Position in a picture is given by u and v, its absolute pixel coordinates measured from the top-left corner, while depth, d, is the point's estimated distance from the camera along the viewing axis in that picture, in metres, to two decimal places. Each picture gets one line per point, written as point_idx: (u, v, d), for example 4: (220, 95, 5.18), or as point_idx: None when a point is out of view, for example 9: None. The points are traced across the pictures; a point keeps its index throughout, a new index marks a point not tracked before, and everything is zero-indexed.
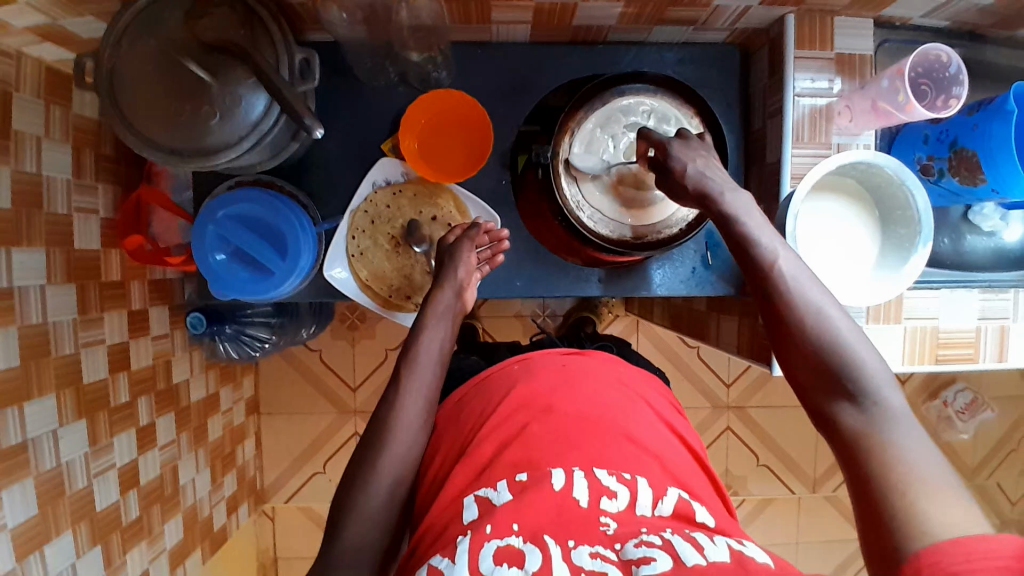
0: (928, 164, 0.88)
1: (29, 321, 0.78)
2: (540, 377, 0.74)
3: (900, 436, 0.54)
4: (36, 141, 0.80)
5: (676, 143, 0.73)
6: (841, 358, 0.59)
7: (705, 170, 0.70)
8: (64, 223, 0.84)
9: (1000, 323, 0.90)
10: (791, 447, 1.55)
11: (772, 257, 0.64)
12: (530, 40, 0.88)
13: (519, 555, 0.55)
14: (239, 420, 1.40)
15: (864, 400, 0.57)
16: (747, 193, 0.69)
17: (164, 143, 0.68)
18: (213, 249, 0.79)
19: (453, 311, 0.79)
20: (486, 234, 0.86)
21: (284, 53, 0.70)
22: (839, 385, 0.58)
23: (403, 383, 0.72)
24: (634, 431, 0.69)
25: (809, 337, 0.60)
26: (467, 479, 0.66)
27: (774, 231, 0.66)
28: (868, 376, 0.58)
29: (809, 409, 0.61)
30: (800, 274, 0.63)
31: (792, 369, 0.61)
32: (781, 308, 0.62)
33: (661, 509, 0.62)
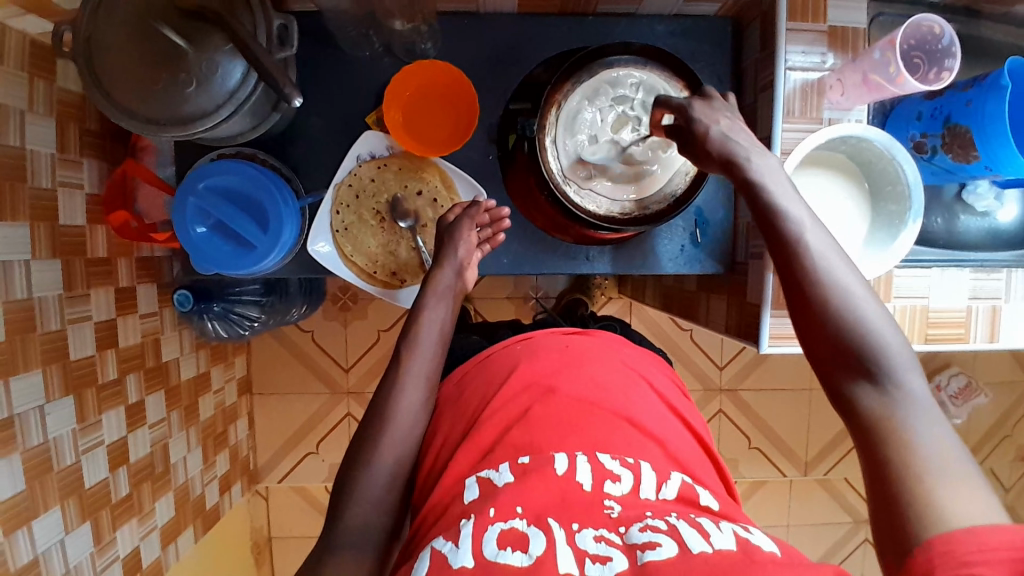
0: (922, 142, 0.86)
1: (13, 297, 0.78)
2: (543, 358, 0.73)
3: (918, 424, 0.52)
4: (20, 115, 0.78)
5: (698, 103, 0.70)
6: (863, 338, 0.55)
7: (729, 133, 0.67)
8: (48, 198, 0.83)
9: (992, 303, 0.88)
10: (784, 431, 1.55)
11: (799, 230, 0.60)
12: (519, 11, 0.87)
13: (524, 538, 0.52)
14: (231, 400, 1.40)
15: (888, 383, 0.54)
16: (775, 158, 0.66)
17: (141, 113, 0.67)
18: (194, 222, 0.78)
19: (452, 290, 0.80)
20: (486, 212, 0.86)
21: (261, 19, 0.69)
22: (861, 367, 0.55)
23: (403, 363, 0.72)
24: (636, 414, 0.68)
25: (830, 314, 0.57)
26: (468, 462, 0.64)
27: (800, 200, 0.62)
28: (891, 358, 0.55)
29: (827, 389, 0.58)
30: (825, 249, 0.59)
31: (812, 345, 0.58)
32: (805, 284, 0.58)
33: (665, 493, 0.60)
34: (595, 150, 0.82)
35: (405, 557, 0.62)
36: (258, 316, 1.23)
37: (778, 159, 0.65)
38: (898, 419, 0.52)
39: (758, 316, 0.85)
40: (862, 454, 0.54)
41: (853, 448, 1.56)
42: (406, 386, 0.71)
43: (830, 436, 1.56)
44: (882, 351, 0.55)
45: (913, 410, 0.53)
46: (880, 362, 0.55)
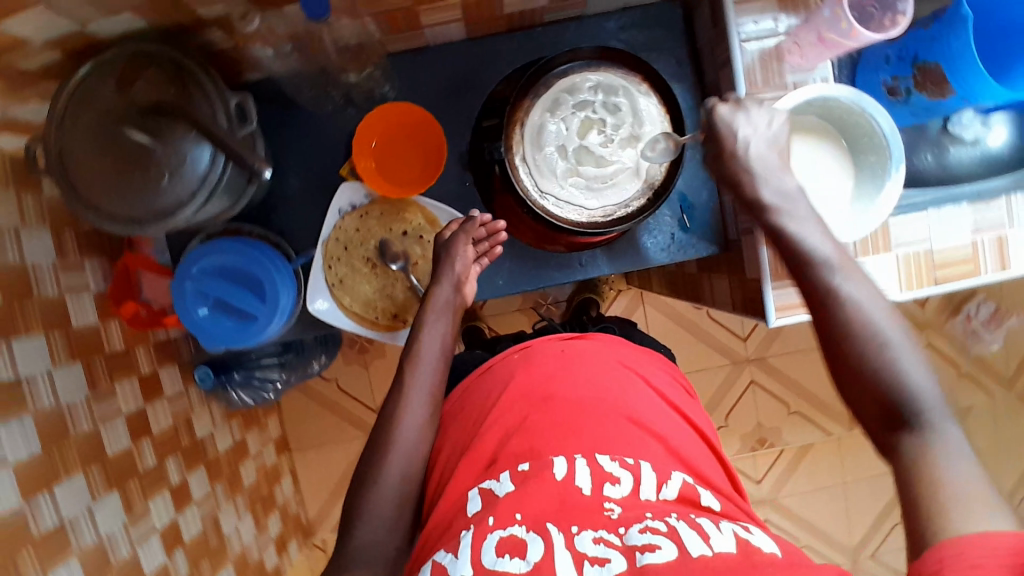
0: (894, 86, 0.86)
1: (41, 406, 0.78)
2: (541, 363, 0.73)
3: (949, 464, 0.53)
4: (14, 233, 0.77)
5: (726, 107, 0.71)
6: (900, 383, 0.57)
7: (750, 155, 0.69)
8: (56, 305, 0.83)
9: (997, 234, 0.87)
10: (821, 389, 1.53)
11: (832, 278, 0.64)
12: (468, 37, 0.88)
13: (522, 545, 0.53)
14: (271, 460, 1.41)
15: (924, 429, 0.55)
16: (795, 183, 0.70)
17: (123, 214, 0.68)
18: (195, 305, 0.80)
19: (453, 306, 0.82)
20: (483, 226, 0.84)
21: (218, 100, 0.70)
22: (898, 414, 0.57)
23: (402, 388, 0.74)
24: (636, 413, 0.68)
25: (865, 359, 0.59)
26: (473, 474, 0.65)
27: (832, 242, 0.66)
28: (928, 407, 0.56)
29: (871, 439, 0.59)
30: (861, 291, 0.62)
31: (848, 391, 0.60)
32: (841, 330, 0.61)
33: (666, 493, 0.60)
34: (565, 159, 0.81)
35: (411, 569, 0.63)
36: (280, 376, 1.29)
37: (797, 185, 0.70)
38: (934, 463, 0.53)
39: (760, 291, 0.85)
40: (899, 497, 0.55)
41: None
42: (411, 398, 0.74)
43: None
44: (916, 398, 0.56)
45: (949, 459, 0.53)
46: (914, 411, 0.56)
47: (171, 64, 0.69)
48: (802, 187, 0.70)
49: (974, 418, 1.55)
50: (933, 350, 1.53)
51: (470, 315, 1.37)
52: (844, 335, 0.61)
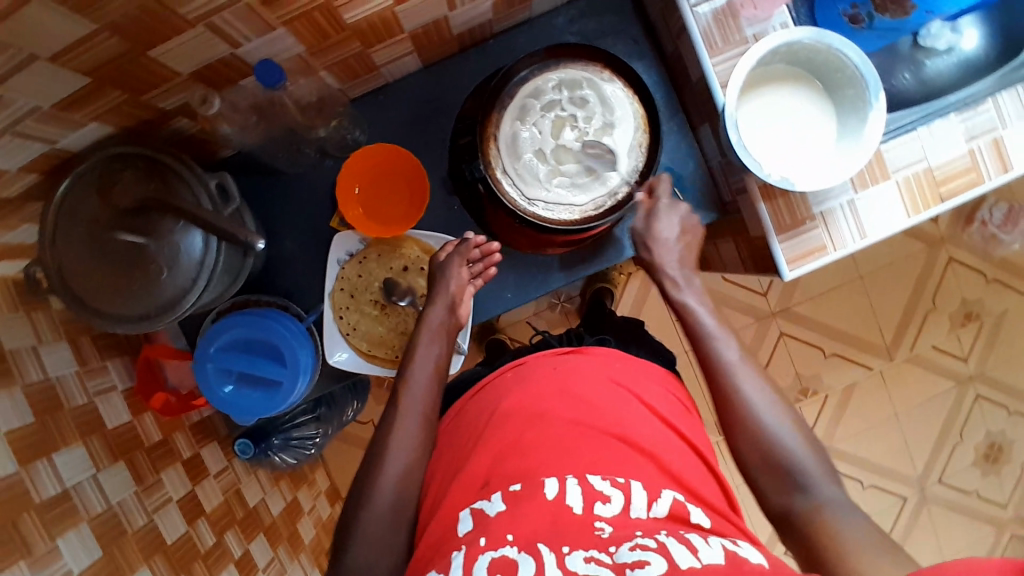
0: (855, 14, 0.87)
1: (95, 511, 0.79)
2: (532, 384, 0.74)
3: (840, 518, 0.63)
4: (33, 352, 0.78)
5: (665, 199, 0.83)
6: (785, 449, 0.69)
7: (665, 245, 0.83)
8: (88, 412, 0.84)
9: (991, 135, 0.85)
10: (852, 327, 1.51)
11: (727, 354, 0.76)
12: (424, 65, 0.89)
13: (514, 564, 0.51)
14: (326, 512, 1.40)
15: (806, 485, 0.67)
16: (698, 283, 0.83)
17: (131, 313, 0.70)
18: (219, 383, 0.81)
19: (447, 327, 0.83)
20: (477, 248, 0.85)
21: (198, 185, 0.71)
22: (790, 479, 0.68)
23: (394, 419, 0.74)
24: (626, 431, 0.68)
25: (757, 424, 0.71)
26: (467, 496, 0.64)
27: (728, 330, 0.79)
28: (806, 466, 0.68)
29: (763, 497, 0.70)
30: (742, 364, 0.75)
31: (742, 452, 0.72)
32: (736, 399, 0.73)
33: (657, 511, 0.60)
34: (546, 162, 0.81)
35: None
36: (318, 431, 1.33)
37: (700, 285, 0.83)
38: (827, 516, 0.64)
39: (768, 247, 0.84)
40: (801, 550, 0.64)
41: (928, 316, 1.51)
42: (405, 416, 0.75)
43: (901, 312, 1.51)
44: (795, 452, 0.69)
45: (838, 513, 0.64)
46: (796, 469, 0.68)
47: (146, 160, 0.71)
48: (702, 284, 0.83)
49: (1011, 322, 1.52)
50: (955, 263, 1.50)
51: (488, 330, 1.38)
52: (740, 403, 0.73)
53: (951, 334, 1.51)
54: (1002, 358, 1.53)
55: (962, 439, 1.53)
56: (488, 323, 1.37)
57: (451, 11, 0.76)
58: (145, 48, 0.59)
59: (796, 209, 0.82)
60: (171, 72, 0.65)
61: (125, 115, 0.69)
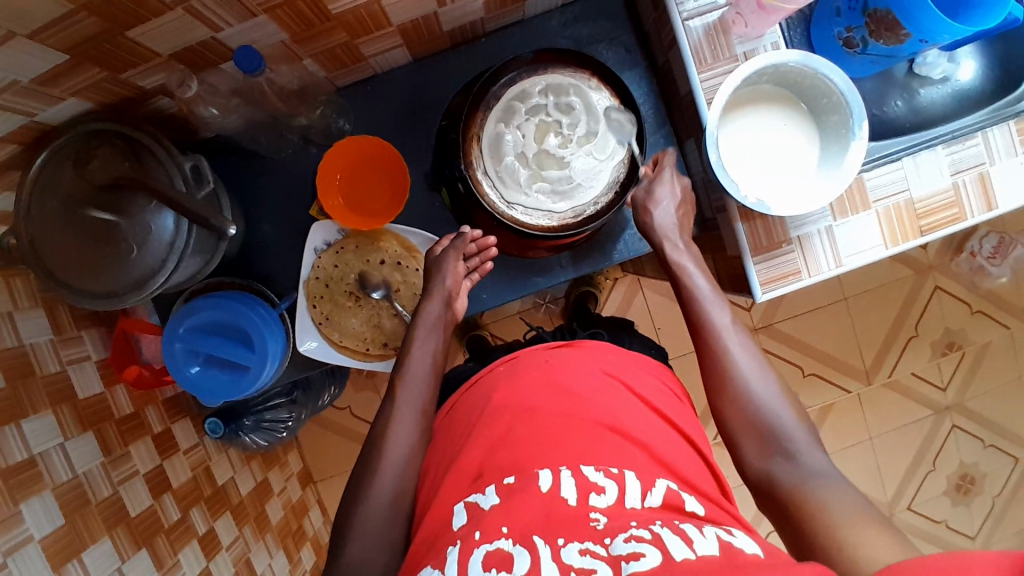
0: (850, 37, 0.81)
1: (60, 480, 0.80)
2: (522, 376, 0.73)
3: (824, 487, 0.63)
4: (9, 318, 0.78)
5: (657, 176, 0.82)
6: (769, 418, 0.69)
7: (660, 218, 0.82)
8: (60, 381, 0.84)
9: (978, 171, 0.84)
10: (832, 348, 1.51)
11: (719, 320, 0.75)
12: (414, 59, 0.88)
13: (508, 559, 0.52)
14: (296, 495, 1.40)
15: (792, 452, 0.67)
16: (694, 251, 0.81)
17: (98, 290, 0.69)
18: (187, 363, 0.81)
19: (443, 322, 0.83)
20: (474, 243, 0.85)
21: (172, 167, 0.71)
22: (774, 445, 0.68)
23: (396, 401, 0.77)
24: (620, 421, 0.67)
25: (741, 396, 0.71)
26: (462, 487, 0.64)
27: (720, 296, 0.77)
28: (794, 433, 0.68)
29: (746, 464, 0.70)
30: (733, 327, 0.75)
31: (726, 419, 0.71)
32: (723, 367, 0.73)
33: (650, 501, 0.58)
34: (528, 165, 0.81)
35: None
36: (291, 415, 1.32)
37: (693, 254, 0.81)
38: (809, 487, 0.63)
39: (742, 267, 0.84)
40: (785, 522, 0.64)
41: (910, 342, 1.51)
42: (402, 414, 0.75)
43: (883, 336, 1.51)
44: (777, 419, 0.69)
45: (822, 483, 0.64)
46: (782, 435, 0.68)
47: (124, 138, 0.70)
48: (698, 252, 0.82)
49: (993, 354, 1.53)
50: (942, 292, 1.50)
51: (470, 326, 1.37)
52: (725, 372, 0.73)
53: (931, 362, 1.52)
54: (982, 389, 1.53)
55: (935, 466, 1.54)
56: (469, 318, 1.37)
57: (440, 7, 0.76)
58: (124, 28, 0.58)
59: (773, 231, 0.83)
60: (151, 52, 0.64)
61: (106, 92, 0.68)
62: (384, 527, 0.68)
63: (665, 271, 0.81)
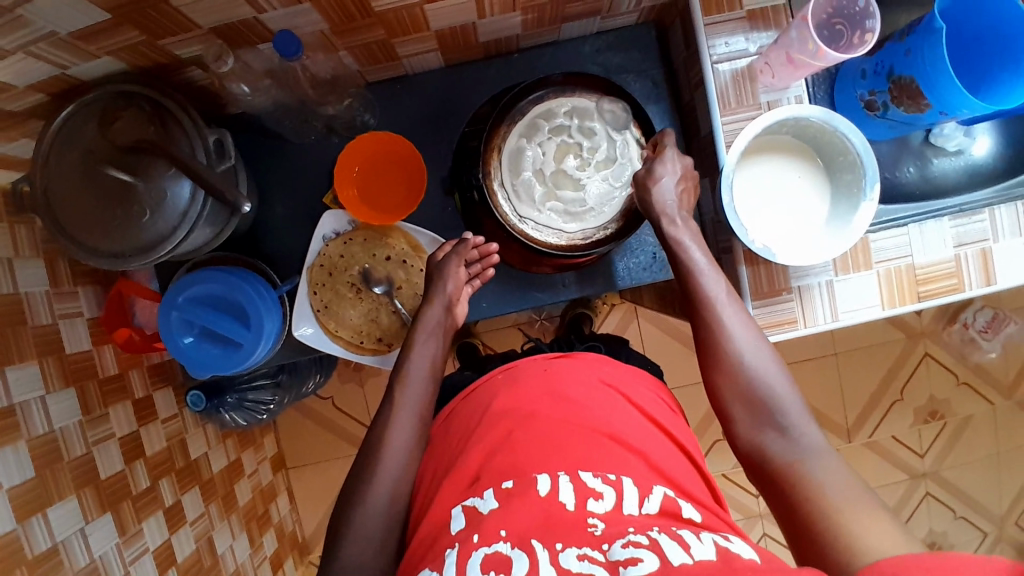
0: (872, 100, 0.83)
1: (36, 433, 0.79)
2: (523, 385, 0.73)
3: (817, 463, 0.64)
4: (8, 264, 0.78)
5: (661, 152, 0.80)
6: (763, 391, 0.70)
7: (665, 186, 0.79)
8: (50, 333, 0.84)
9: (981, 246, 0.85)
10: (817, 400, 1.52)
11: (713, 293, 0.75)
12: (446, 65, 0.90)
13: (507, 562, 0.53)
14: (266, 479, 1.39)
15: (785, 427, 0.68)
16: (693, 224, 0.80)
17: (104, 249, 0.70)
18: (181, 333, 0.82)
19: (443, 327, 0.84)
20: (475, 249, 0.87)
21: (196, 138, 0.71)
22: (767, 418, 0.69)
23: (395, 402, 0.77)
24: (617, 430, 0.68)
25: (734, 370, 0.71)
26: (458, 492, 0.64)
27: (716, 268, 0.77)
28: (788, 407, 0.69)
29: (738, 437, 0.70)
30: (727, 301, 0.75)
31: (719, 392, 0.72)
32: (717, 341, 0.73)
33: (648, 507, 0.59)
34: (544, 183, 0.82)
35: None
36: (274, 398, 1.29)
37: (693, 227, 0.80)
38: (807, 464, 0.64)
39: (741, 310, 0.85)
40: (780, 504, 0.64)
41: (894, 405, 1.52)
42: (400, 418, 0.75)
43: (868, 396, 1.52)
44: (770, 391, 0.70)
45: (816, 459, 0.64)
46: (775, 409, 0.69)
47: (152, 103, 0.71)
48: (697, 226, 0.80)
49: (974, 427, 1.54)
50: (931, 359, 1.52)
51: (463, 332, 1.38)
52: (719, 346, 0.73)
53: (912, 427, 1.53)
54: (960, 460, 1.54)
55: None
56: (464, 325, 1.37)
57: (479, 19, 0.78)
58: None
59: (775, 278, 0.84)
60: (192, 23, 0.65)
61: (141, 56, 0.69)
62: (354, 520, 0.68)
63: (662, 245, 0.80)
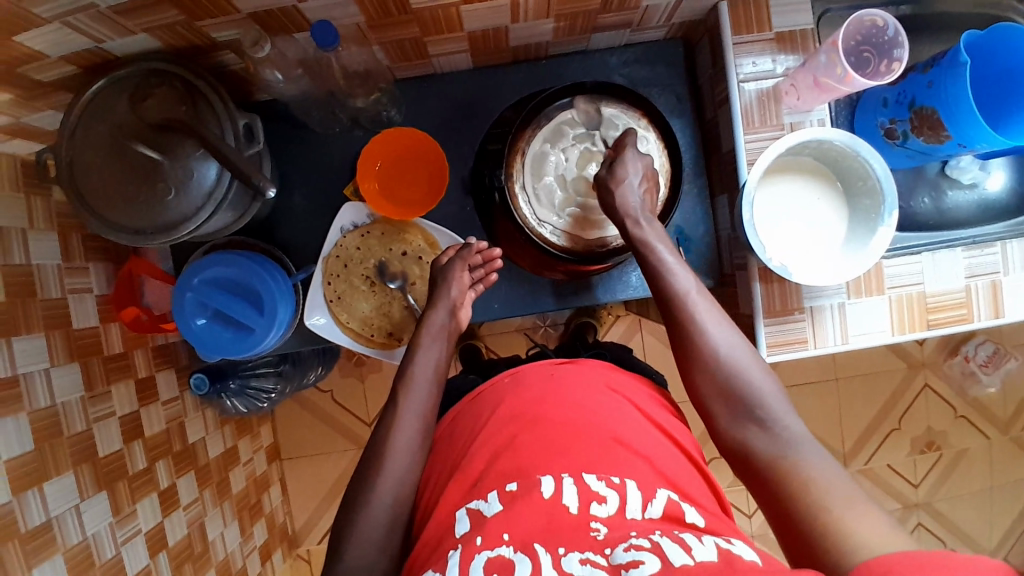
0: (892, 128, 0.84)
1: (38, 406, 0.79)
2: (530, 388, 0.73)
3: (802, 457, 0.63)
4: (22, 235, 0.79)
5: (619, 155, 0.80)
6: (739, 384, 0.69)
7: (628, 187, 0.79)
8: (59, 307, 0.84)
9: (992, 278, 0.86)
10: (815, 424, 1.52)
11: (684, 290, 0.75)
12: (474, 66, 0.91)
13: (509, 564, 0.53)
14: (260, 469, 1.39)
15: (765, 420, 0.67)
16: (659, 222, 0.80)
17: (127, 224, 0.70)
18: (193, 315, 0.82)
19: (447, 331, 0.83)
20: (479, 253, 0.87)
21: (226, 121, 0.72)
22: (748, 412, 0.68)
23: (400, 400, 0.76)
24: (622, 433, 0.68)
25: (708, 368, 0.71)
26: (461, 494, 0.65)
27: (686, 265, 0.77)
28: (766, 400, 0.68)
29: (721, 433, 0.70)
30: (697, 298, 0.74)
31: (698, 389, 0.71)
32: (689, 340, 0.72)
33: (651, 511, 0.59)
34: (564, 188, 0.84)
35: None
36: (276, 387, 1.26)
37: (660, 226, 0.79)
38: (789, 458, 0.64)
39: (752, 327, 0.86)
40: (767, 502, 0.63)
41: (891, 433, 1.53)
42: (404, 420, 0.74)
43: (866, 423, 1.53)
44: (746, 384, 0.69)
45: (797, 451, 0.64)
46: (753, 402, 0.68)
47: (184, 83, 0.71)
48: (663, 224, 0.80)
49: (970, 460, 1.54)
50: (930, 390, 1.53)
51: (467, 334, 1.38)
52: (691, 346, 0.72)
53: (908, 457, 1.53)
54: (953, 493, 1.54)
55: None
56: (469, 326, 1.38)
57: (512, 23, 0.78)
58: None
59: (788, 297, 0.84)
60: (232, 8, 0.66)
61: (177, 37, 0.70)
62: None
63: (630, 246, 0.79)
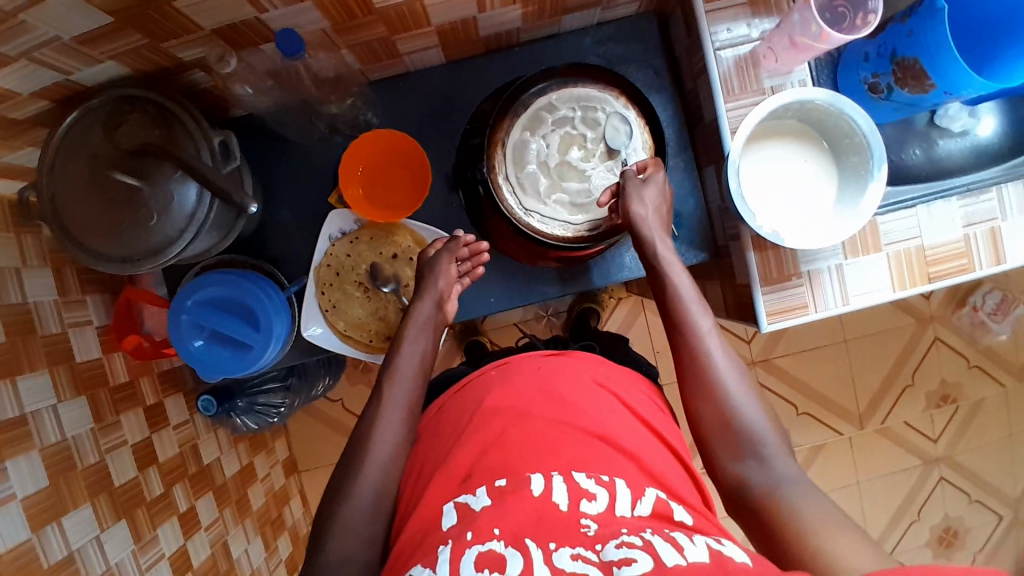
0: (875, 82, 0.83)
1: (48, 442, 0.79)
2: (519, 381, 0.73)
3: (795, 494, 0.63)
4: (16, 274, 0.79)
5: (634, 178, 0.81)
6: (742, 421, 0.70)
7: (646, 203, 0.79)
8: (59, 342, 0.84)
9: (989, 225, 0.85)
10: (828, 388, 1.51)
11: (696, 317, 0.77)
12: (447, 61, 0.90)
13: (501, 559, 0.50)
14: (279, 483, 1.39)
15: (764, 456, 0.68)
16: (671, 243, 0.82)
17: (115, 253, 0.70)
18: (190, 337, 0.82)
19: (433, 322, 0.84)
20: (466, 247, 0.86)
21: (202, 140, 0.72)
22: (744, 449, 0.69)
23: (382, 398, 0.76)
24: (610, 430, 0.68)
25: (713, 394, 0.72)
26: (449, 491, 0.64)
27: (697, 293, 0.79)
28: (767, 438, 0.69)
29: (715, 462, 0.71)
30: (709, 330, 0.76)
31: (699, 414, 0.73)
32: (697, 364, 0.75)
33: (640, 509, 0.59)
34: (548, 175, 0.82)
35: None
36: (285, 401, 1.29)
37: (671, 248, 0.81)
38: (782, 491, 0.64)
39: (750, 296, 0.85)
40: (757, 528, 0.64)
41: (905, 390, 1.51)
42: (389, 412, 0.75)
43: (879, 382, 1.52)
44: (752, 425, 0.70)
45: (792, 489, 0.64)
46: (757, 440, 0.69)
47: (156, 106, 0.71)
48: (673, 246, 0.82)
49: (987, 410, 1.53)
50: (941, 343, 1.51)
51: (470, 330, 1.37)
52: (701, 371, 0.74)
53: (925, 412, 1.52)
54: (973, 444, 1.53)
55: (919, 517, 1.53)
56: (471, 322, 1.37)
57: (480, 13, 0.77)
58: None
59: (784, 264, 0.83)
60: (194, 25, 0.65)
61: (144, 60, 0.69)
62: (366, 521, 0.67)
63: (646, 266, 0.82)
